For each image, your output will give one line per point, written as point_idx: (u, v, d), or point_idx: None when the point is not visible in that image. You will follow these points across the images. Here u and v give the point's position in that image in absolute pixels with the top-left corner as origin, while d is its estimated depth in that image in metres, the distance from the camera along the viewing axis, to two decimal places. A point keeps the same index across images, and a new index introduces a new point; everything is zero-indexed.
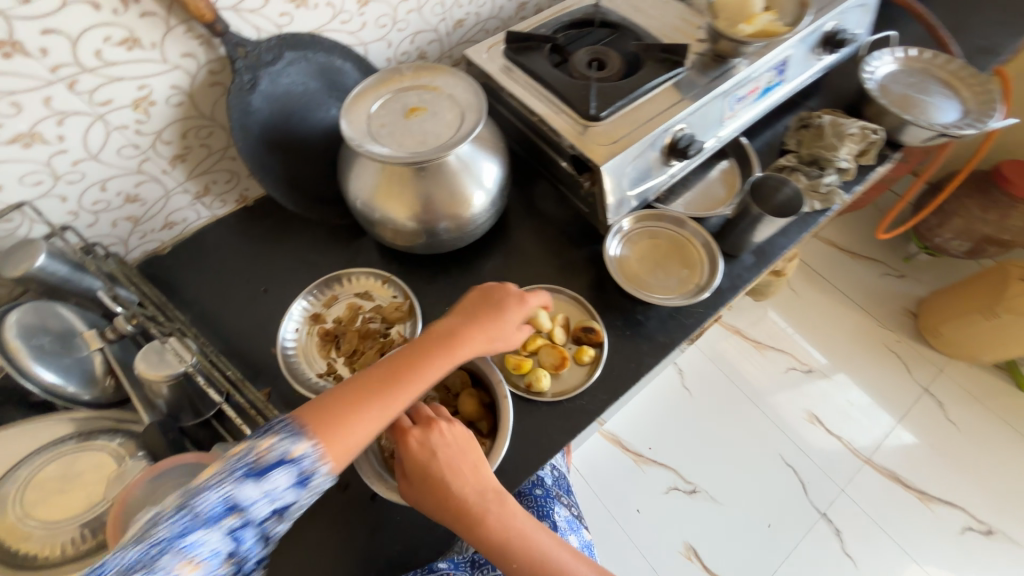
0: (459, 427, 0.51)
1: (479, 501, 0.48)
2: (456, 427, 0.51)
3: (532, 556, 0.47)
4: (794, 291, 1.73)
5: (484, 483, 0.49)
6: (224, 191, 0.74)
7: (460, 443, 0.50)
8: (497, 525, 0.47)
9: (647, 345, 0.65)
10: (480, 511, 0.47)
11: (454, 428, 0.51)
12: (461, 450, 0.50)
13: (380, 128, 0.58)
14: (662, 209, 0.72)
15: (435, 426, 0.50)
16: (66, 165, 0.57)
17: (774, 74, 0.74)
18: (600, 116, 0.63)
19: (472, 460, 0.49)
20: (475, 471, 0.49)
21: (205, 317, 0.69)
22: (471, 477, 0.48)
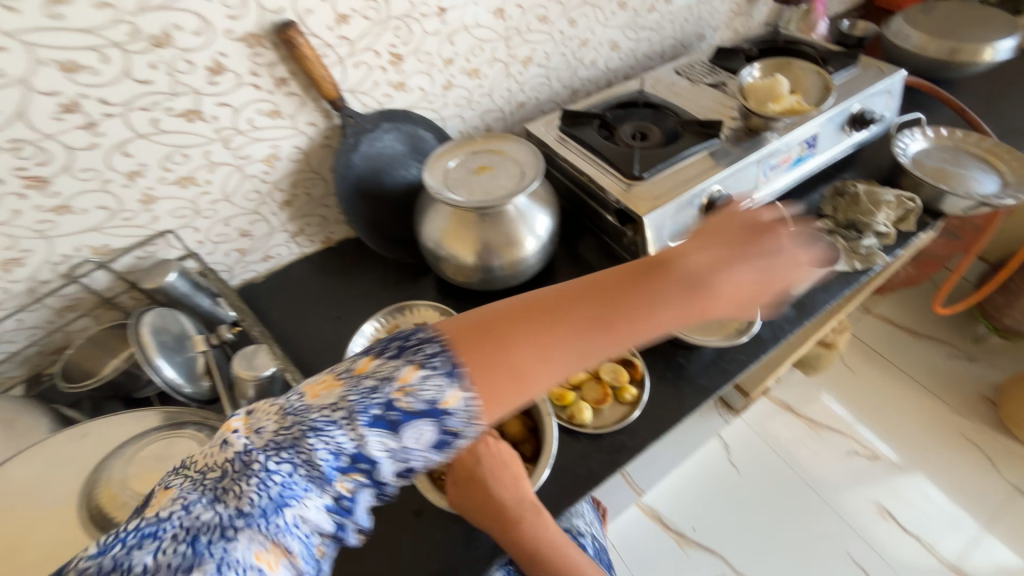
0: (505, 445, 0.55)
1: (524, 511, 0.51)
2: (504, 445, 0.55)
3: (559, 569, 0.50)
4: (848, 367, 1.63)
5: (527, 497, 0.52)
6: (315, 233, 0.87)
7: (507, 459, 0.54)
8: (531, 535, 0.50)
9: (689, 386, 0.67)
10: (524, 520, 0.51)
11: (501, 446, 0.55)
12: (509, 465, 0.54)
13: (455, 180, 0.69)
14: None
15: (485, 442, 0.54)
16: (206, 203, 0.71)
17: (805, 147, 0.82)
18: (642, 177, 0.72)
19: (517, 475, 0.53)
20: (518, 483, 0.53)
21: (285, 337, 0.79)
22: (515, 488, 0.52)
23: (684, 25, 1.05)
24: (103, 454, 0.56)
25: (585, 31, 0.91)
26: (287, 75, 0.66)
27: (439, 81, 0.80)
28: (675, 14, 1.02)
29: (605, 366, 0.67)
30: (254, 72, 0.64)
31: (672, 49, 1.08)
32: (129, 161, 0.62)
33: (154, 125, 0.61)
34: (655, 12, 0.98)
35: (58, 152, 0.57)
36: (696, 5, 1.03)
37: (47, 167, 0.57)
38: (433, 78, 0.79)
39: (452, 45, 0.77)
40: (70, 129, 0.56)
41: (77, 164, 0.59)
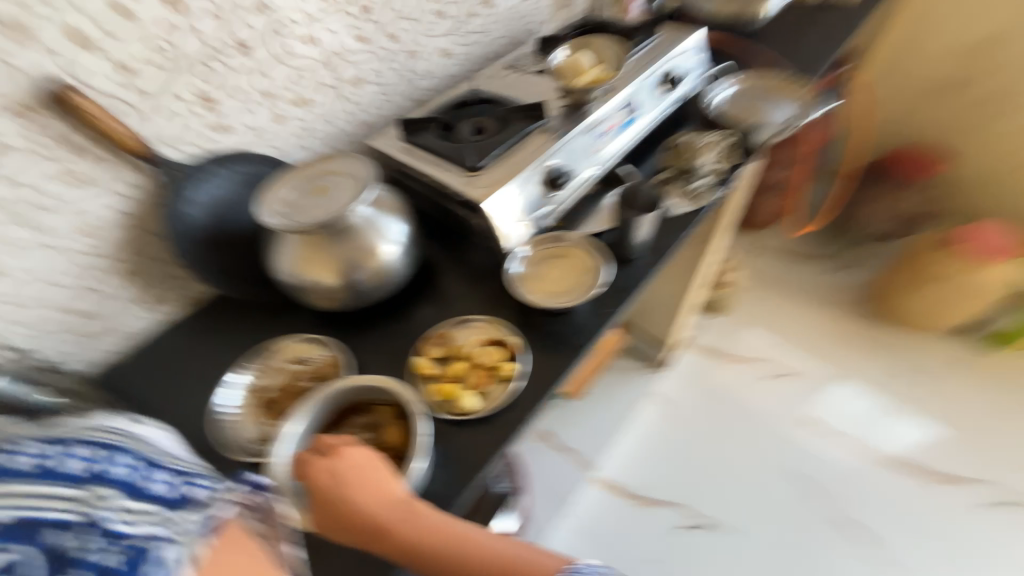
0: (348, 450, 0.55)
1: (389, 523, 0.52)
2: (347, 451, 0.55)
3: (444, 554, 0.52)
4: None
5: (390, 499, 0.54)
6: (166, 295, 0.80)
7: (350, 467, 0.54)
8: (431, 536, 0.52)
9: (568, 350, 0.70)
10: (398, 524, 0.52)
11: (344, 455, 0.55)
12: (353, 471, 0.54)
13: (290, 208, 0.68)
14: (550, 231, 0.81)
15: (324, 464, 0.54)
16: (23, 291, 0.65)
17: (627, 112, 0.89)
18: (478, 166, 0.75)
19: (371, 472, 0.55)
20: (379, 490, 0.54)
21: (150, 412, 0.72)
22: (373, 493, 0.53)
23: (510, 23, 1.13)
24: None
25: (411, 43, 0.94)
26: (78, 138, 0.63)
27: (266, 115, 0.79)
28: (498, 14, 1.08)
29: (480, 352, 0.70)
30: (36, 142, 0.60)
31: (507, 47, 1.15)
32: None
33: None
34: (477, 16, 1.04)
35: None
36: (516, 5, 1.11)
37: None
38: (257, 114, 0.78)
39: (267, 78, 0.77)
40: None
41: None
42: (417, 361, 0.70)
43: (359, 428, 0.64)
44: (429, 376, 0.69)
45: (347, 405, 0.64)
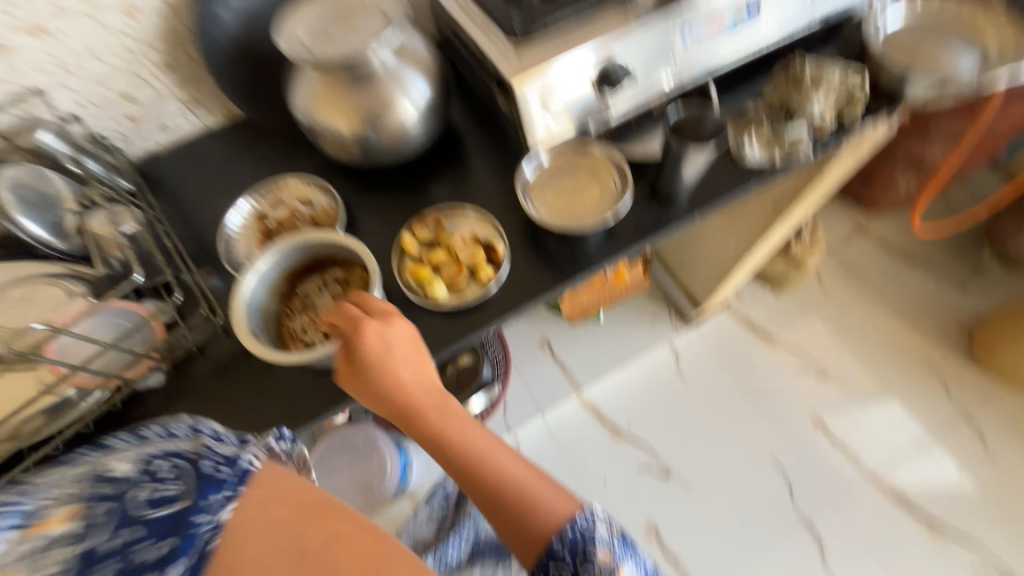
0: (393, 324, 0.56)
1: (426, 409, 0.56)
2: (391, 328, 0.55)
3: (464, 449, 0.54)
4: (822, 288, 1.59)
5: (430, 390, 0.57)
6: (212, 104, 0.84)
7: (394, 343, 0.55)
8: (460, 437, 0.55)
9: (553, 273, 0.66)
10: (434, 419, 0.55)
11: (389, 331, 0.55)
12: (397, 347, 0.56)
13: (309, 37, 0.62)
14: (584, 138, 0.71)
15: (372, 329, 0.55)
16: (73, 60, 0.69)
17: (742, 9, 0.68)
18: (527, 37, 0.63)
19: (414, 356, 0.57)
20: (417, 378, 0.57)
21: (179, 211, 0.80)
22: (412, 377, 0.56)
23: None
24: None
25: None
26: None
27: None
28: None
29: (463, 247, 0.65)
30: None
31: None
32: None
33: None
34: None
35: None
36: None
37: None
38: None
39: None
40: None
41: None
42: (403, 237, 0.67)
43: (331, 282, 0.65)
44: (408, 255, 0.67)
45: (317, 256, 0.64)
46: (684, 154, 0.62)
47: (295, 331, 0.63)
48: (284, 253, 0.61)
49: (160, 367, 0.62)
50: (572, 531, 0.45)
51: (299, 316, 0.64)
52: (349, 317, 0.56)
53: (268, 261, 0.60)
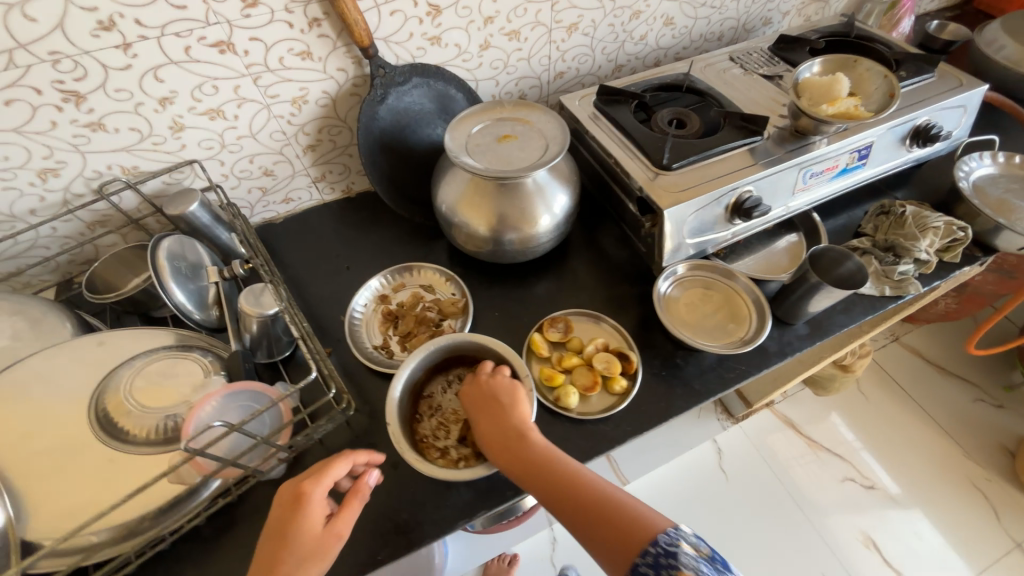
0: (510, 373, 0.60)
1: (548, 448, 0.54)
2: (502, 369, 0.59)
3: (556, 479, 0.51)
4: (862, 395, 1.58)
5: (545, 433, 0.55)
6: (336, 181, 0.87)
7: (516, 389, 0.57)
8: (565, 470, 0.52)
9: (682, 390, 0.66)
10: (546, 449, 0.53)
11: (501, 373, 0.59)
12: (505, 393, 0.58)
13: (476, 147, 0.67)
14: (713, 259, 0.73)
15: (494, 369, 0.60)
16: (232, 138, 0.72)
17: (856, 157, 0.76)
18: (672, 166, 0.68)
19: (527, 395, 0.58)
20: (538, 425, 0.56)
21: (295, 280, 0.81)
22: (526, 417, 0.55)
23: (749, 5, 0.98)
24: (104, 371, 0.57)
25: (639, 2, 0.85)
26: (320, 15, 0.65)
27: (477, 40, 0.77)
28: None
29: (598, 353, 0.66)
30: (288, 10, 0.63)
31: (731, 32, 1.01)
32: (161, 86, 0.63)
33: (186, 53, 0.61)
34: None
35: (94, 69, 0.58)
36: None
37: (83, 83, 0.58)
38: (470, 36, 0.76)
39: (495, 2, 0.74)
40: (106, 47, 0.57)
41: (110, 84, 0.60)
42: (534, 336, 0.69)
43: (457, 380, 0.65)
44: (540, 356, 0.68)
45: (455, 355, 0.64)
46: (822, 288, 0.63)
47: (428, 437, 0.60)
48: (427, 358, 0.61)
49: (285, 459, 0.57)
50: (657, 548, 0.44)
51: (428, 419, 0.62)
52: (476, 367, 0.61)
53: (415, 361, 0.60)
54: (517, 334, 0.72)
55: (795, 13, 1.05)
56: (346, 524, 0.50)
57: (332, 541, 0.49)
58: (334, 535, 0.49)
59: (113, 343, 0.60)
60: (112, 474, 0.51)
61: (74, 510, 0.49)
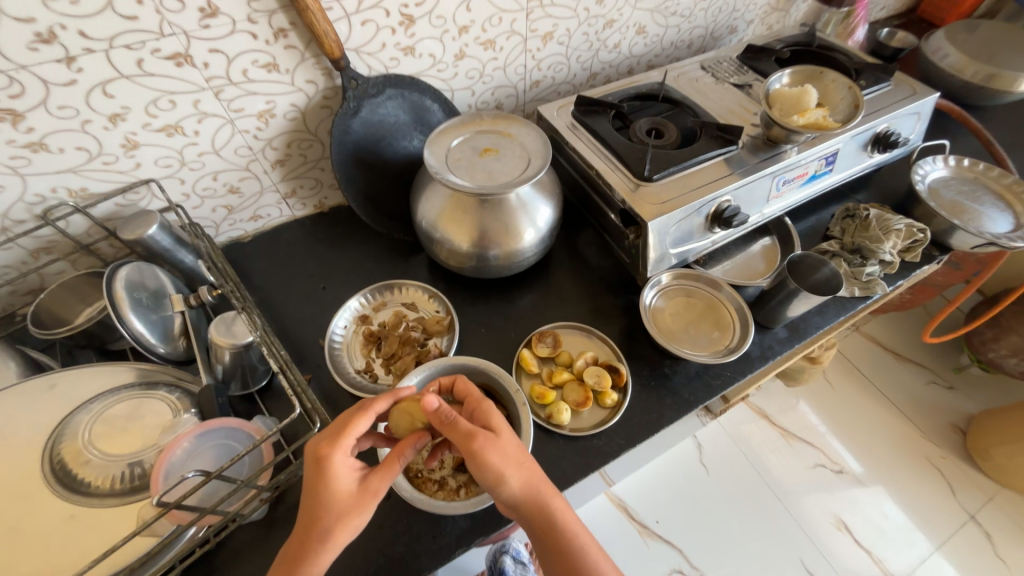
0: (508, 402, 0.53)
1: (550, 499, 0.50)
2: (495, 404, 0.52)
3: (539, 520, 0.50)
4: (829, 383, 1.66)
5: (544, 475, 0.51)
6: (307, 196, 0.84)
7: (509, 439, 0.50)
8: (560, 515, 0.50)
9: (670, 399, 0.66)
10: (538, 497, 0.49)
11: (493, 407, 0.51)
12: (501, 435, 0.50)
13: (457, 161, 0.65)
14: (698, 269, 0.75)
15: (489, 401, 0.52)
16: (193, 155, 0.67)
17: (824, 164, 0.79)
18: (653, 178, 0.68)
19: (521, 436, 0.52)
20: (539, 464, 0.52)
21: (267, 303, 0.77)
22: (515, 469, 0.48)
23: (716, 14, 1.00)
24: (56, 418, 0.52)
25: (612, 11, 0.85)
26: (286, 26, 0.61)
27: (452, 50, 0.75)
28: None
29: (589, 368, 0.66)
30: (251, 19, 0.59)
31: (700, 40, 1.03)
32: (111, 102, 0.58)
33: (138, 67, 0.56)
34: None
35: (32, 85, 0.53)
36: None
37: (20, 100, 0.53)
38: (445, 46, 0.74)
39: (469, 11, 0.72)
40: (45, 61, 0.52)
41: (52, 100, 0.54)
42: (523, 353, 0.68)
43: None
44: (529, 373, 0.67)
45: None
46: (801, 294, 0.65)
47: (422, 471, 0.59)
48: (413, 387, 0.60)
49: (266, 500, 0.54)
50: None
51: (420, 452, 0.60)
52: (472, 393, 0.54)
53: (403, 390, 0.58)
54: (505, 350, 0.71)
55: (759, 21, 1.09)
56: (386, 475, 0.47)
57: (367, 499, 0.45)
58: (371, 493, 0.46)
59: (65, 385, 0.54)
60: (74, 531, 0.46)
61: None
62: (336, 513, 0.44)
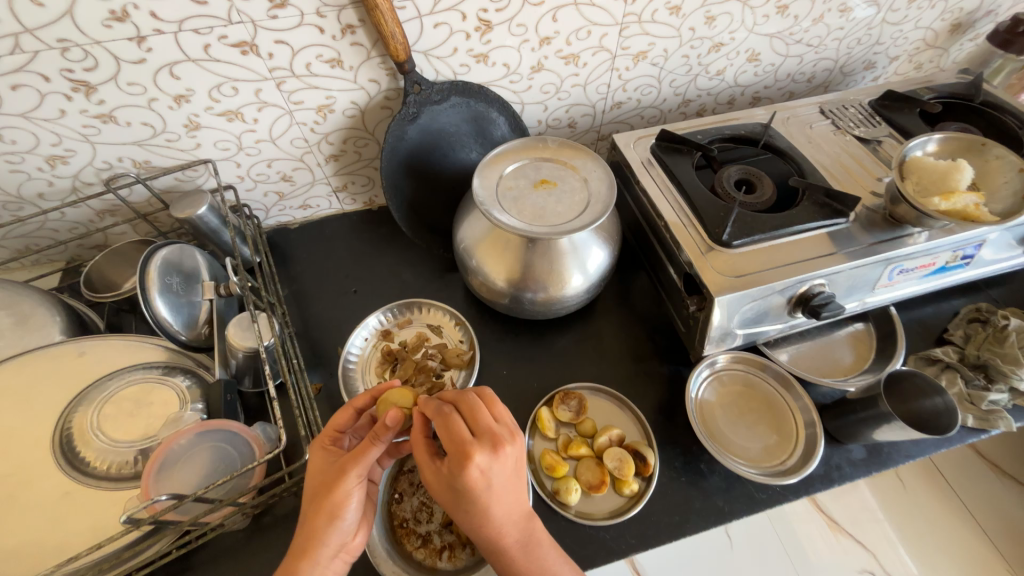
0: (499, 455, 0.42)
1: (507, 548, 0.44)
2: (479, 466, 0.41)
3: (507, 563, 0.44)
4: (900, 482, 1.26)
5: (515, 524, 0.44)
6: (357, 192, 0.81)
7: (475, 497, 0.41)
8: (518, 568, 0.44)
9: (700, 503, 0.56)
10: (505, 551, 0.44)
11: (473, 471, 0.41)
12: (495, 482, 0.42)
13: (507, 191, 0.59)
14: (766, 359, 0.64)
15: (469, 464, 0.41)
16: (250, 141, 0.67)
17: (958, 256, 0.63)
18: (731, 244, 0.58)
19: (504, 493, 0.42)
20: (514, 515, 0.44)
21: (298, 295, 0.76)
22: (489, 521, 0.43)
23: (852, 46, 0.84)
24: (81, 389, 0.54)
25: (722, 34, 0.73)
26: (355, 22, 0.57)
27: (529, 61, 0.68)
28: (848, 30, 0.80)
29: (611, 447, 0.58)
30: (320, 13, 0.56)
31: (825, 74, 0.88)
32: (177, 83, 0.57)
33: (205, 51, 0.55)
34: (821, 25, 0.77)
35: (105, 60, 0.53)
36: (877, 27, 0.81)
37: (93, 73, 0.54)
38: (522, 56, 0.67)
39: (555, 22, 0.64)
40: (118, 38, 0.52)
41: (123, 77, 0.55)
42: (541, 412, 0.61)
43: None
44: (544, 435, 0.61)
45: None
46: (893, 421, 0.52)
47: (408, 521, 0.55)
48: None
49: (249, 515, 0.52)
50: None
51: (410, 498, 0.56)
52: (453, 439, 0.43)
53: None
54: (524, 401, 0.65)
55: (905, 59, 0.90)
56: (360, 464, 0.43)
57: (341, 482, 0.43)
58: (341, 479, 0.43)
59: (96, 356, 0.56)
60: (66, 509, 0.48)
61: (20, 545, 0.46)
62: (325, 509, 0.43)
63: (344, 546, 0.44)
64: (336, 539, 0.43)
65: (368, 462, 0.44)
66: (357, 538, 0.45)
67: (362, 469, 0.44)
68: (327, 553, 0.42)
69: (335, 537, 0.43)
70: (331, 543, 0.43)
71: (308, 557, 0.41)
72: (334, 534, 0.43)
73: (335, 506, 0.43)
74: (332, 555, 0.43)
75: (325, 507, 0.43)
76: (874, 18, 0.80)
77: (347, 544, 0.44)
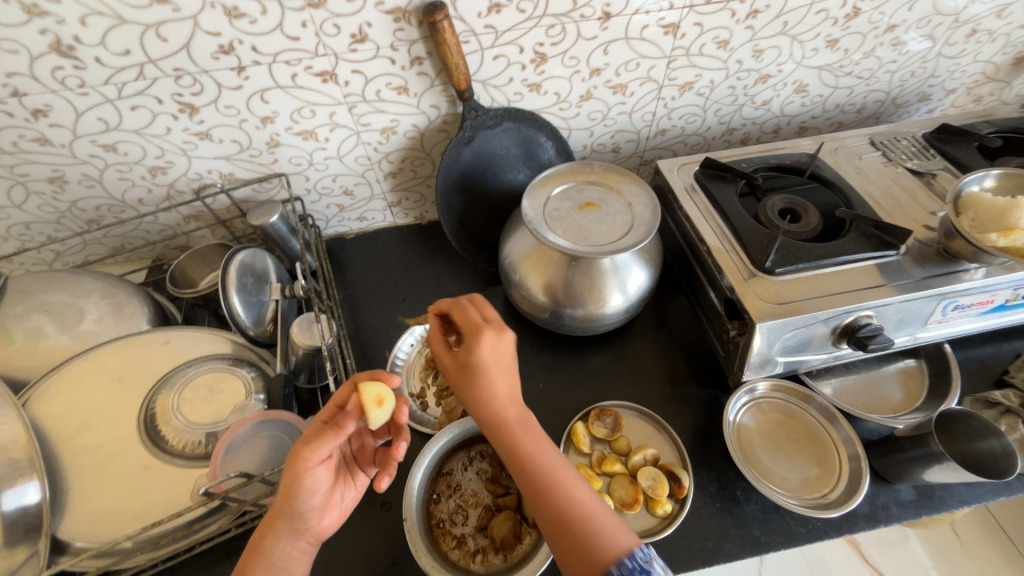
0: (508, 338, 0.48)
1: (511, 425, 0.46)
2: (492, 336, 0.47)
3: (522, 449, 0.45)
4: (956, 535, 1.15)
5: (521, 403, 0.48)
6: (410, 208, 0.87)
7: (495, 352, 0.47)
8: (526, 449, 0.45)
9: (735, 531, 0.56)
10: (515, 436, 0.45)
11: (486, 340, 0.47)
12: (500, 360, 0.47)
13: (554, 212, 0.62)
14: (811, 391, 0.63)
15: (481, 337, 0.47)
16: (320, 159, 0.73)
17: (1019, 294, 0.61)
18: (774, 271, 0.58)
19: (512, 372, 0.48)
20: (514, 395, 0.48)
21: (351, 300, 0.81)
22: (508, 397, 0.47)
23: (905, 79, 0.83)
24: (166, 372, 0.60)
25: (770, 66, 0.75)
26: (423, 54, 0.63)
27: (579, 90, 0.72)
28: (902, 62, 0.80)
29: (645, 467, 0.59)
30: (393, 47, 0.62)
31: (876, 105, 0.87)
32: (265, 106, 0.65)
33: (292, 79, 0.62)
34: (873, 58, 0.78)
35: (209, 86, 0.61)
36: (932, 59, 0.80)
37: (198, 97, 0.61)
38: (572, 86, 0.71)
39: (605, 54, 0.68)
40: (223, 68, 0.59)
41: (221, 100, 0.62)
42: (577, 426, 0.62)
43: (478, 457, 0.62)
44: (579, 450, 0.62)
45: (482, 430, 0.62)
46: (946, 461, 0.50)
47: (444, 522, 0.57)
48: (453, 431, 0.60)
49: None
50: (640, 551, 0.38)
51: (447, 500, 0.59)
52: (467, 320, 0.49)
53: (448, 433, 0.60)
54: (559, 415, 0.66)
55: (963, 91, 0.88)
56: (314, 450, 0.42)
57: (296, 470, 0.42)
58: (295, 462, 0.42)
59: (179, 344, 0.63)
60: (145, 481, 0.53)
61: (107, 509, 0.51)
62: (288, 483, 0.43)
63: (308, 527, 0.45)
64: (297, 519, 0.44)
65: (321, 451, 0.42)
66: (321, 521, 0.46)
67: (316, 455, 0.42)
68: (286, 533, 0.44)
69: (296, 518, 0.44)
70: (291, 523, 0.44)
71: (270, 529, 0.43)
72: (291, 518, 0.44)
73: (290, 487, 0.43)
74: (294, 535, 0.44)
75: (285, 486, 0.43)
76: (930, 51, 0.79)
77: (310, 528, 0.45)
